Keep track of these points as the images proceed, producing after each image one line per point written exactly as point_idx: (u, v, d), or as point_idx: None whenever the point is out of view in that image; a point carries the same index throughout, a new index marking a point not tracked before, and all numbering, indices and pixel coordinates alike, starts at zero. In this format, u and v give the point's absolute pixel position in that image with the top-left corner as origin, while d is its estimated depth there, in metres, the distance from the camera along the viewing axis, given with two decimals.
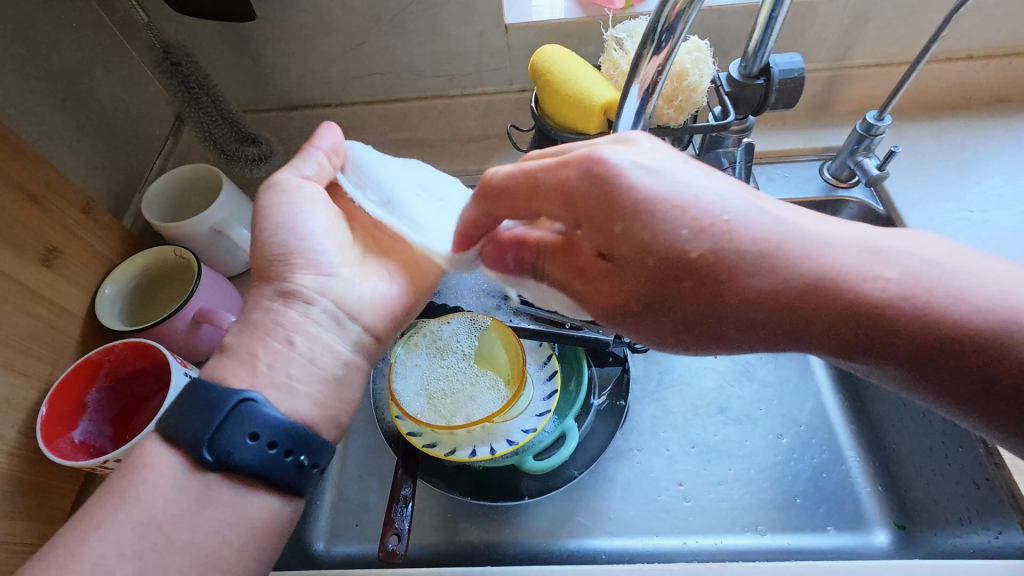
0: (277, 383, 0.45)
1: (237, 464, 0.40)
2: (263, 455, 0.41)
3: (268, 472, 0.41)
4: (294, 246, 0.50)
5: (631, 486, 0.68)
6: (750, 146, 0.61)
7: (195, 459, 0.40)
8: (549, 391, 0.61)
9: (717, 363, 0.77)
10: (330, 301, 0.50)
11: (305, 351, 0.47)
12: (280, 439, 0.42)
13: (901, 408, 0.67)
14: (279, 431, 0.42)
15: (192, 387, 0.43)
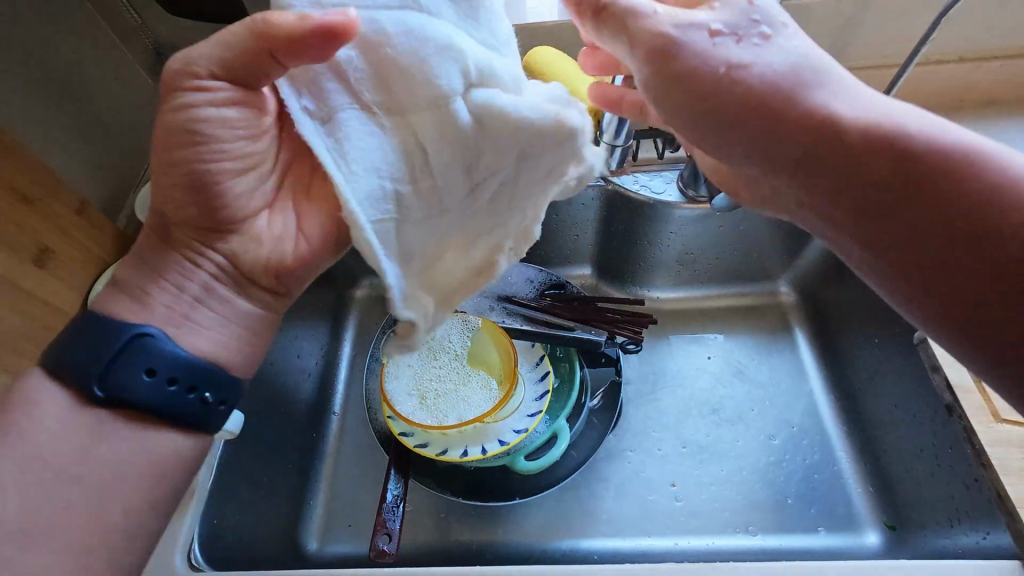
0: (176, 323, 0.41)
1: (133, 399, 0.38)
2: (157, 389, 0.39)
3: (167, 408, 0.39)
4: (180, 184, 0.40)
5: (624, 486, 0.68)
6: None
7: (87, 391, 0.38)
8: (541, 391, 0.61)
9: (710, 363, 0.77)
10: (225, 258, 0.42)
11: (194, 309, 0.42)
12: (179, 376, 0.40)
13: (894, 409, 0.66)
14: (179, 367, 0.39)
15: (84, 321, 0.40)
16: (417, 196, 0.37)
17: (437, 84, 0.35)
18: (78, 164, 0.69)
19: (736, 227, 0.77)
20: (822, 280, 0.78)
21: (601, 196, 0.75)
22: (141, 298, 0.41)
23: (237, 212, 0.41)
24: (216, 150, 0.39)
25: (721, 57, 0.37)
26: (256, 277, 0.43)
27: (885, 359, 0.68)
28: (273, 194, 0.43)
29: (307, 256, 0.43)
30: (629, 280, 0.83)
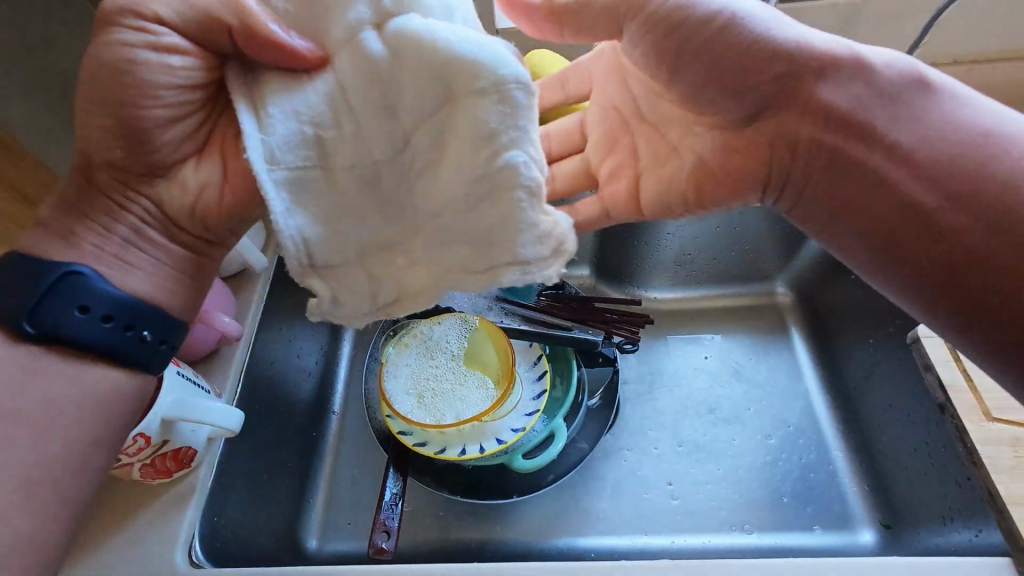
0: (110, 263, 0.41)
1: (66, 335, 0.37)
2: (93, 324, 0.38)
3: (103, 345, 0.39)
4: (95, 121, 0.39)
5: (621, 484, 0.68)
6: None
7: (17, 328, 0.37)
8: (537, 391, 0.62)
9: (707, 363, 0.78)
10: (150, 203, 0.41)
11: (122, 250, 0.41)
12: (115, 313, 0.39)
13: (890, 408, 0.67)
14: (115, 303, 0.39)
15: (12, 260, 0.39)
16: (337, 144, 0.35)
17: (348, 18, 0.35)
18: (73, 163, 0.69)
19: (733, 228, 0.78)
20: (819, 281, 0.78)
21: None
22: (69, 238, 0.40)
23: (160, 153, 0.40)
24: (149, 94, 0.38)
25: (743, 37, 0.44)
26: (184, 222, 0.43)
27: (880, 360, 0.69)
28: (202, 143, 0.42)
29: (235, 205, 0.42)
30: (627, 280, 0.84)
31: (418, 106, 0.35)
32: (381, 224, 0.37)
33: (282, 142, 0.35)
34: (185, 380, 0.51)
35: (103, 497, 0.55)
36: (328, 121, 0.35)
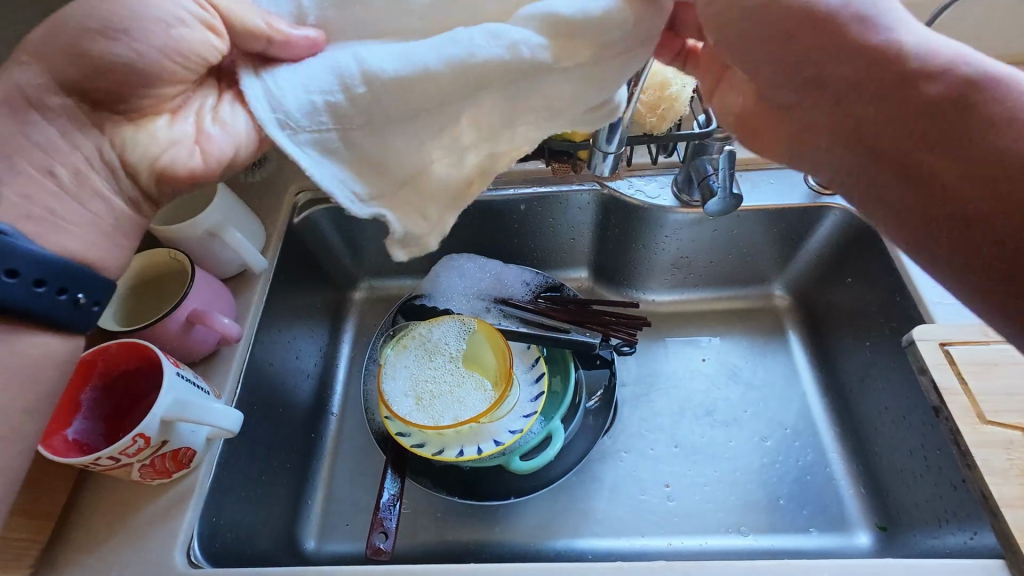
0: (41, 216, 0.36)
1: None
2: (21, 288, 0.35)
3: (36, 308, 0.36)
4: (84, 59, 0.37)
5: (618, 486, 0.69)
6: (733, 153, 0.62)
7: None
8: (536, 393, 0.62)
9: (705, 366, 0.78)
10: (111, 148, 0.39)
11: (58, 201, 0.37)
12: (49, 279, 0.36)
13: (884, 411, 0.66)
14: (45, 267, 0.35)
15: None
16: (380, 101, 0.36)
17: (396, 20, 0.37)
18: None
19: (729, 232, 0.76)
20: (816, 285, 0.78)
21: (596, 200, 0.76)
22: None
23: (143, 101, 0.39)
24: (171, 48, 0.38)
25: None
26: (137, 176, 0.40)
27: (875, 363, 0.68)
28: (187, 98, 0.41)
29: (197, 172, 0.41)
30: (625, 283, 0.84)
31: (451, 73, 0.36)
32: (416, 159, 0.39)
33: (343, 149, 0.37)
34: (183, 380, 0.51)
35: (105, 496, 0.55)
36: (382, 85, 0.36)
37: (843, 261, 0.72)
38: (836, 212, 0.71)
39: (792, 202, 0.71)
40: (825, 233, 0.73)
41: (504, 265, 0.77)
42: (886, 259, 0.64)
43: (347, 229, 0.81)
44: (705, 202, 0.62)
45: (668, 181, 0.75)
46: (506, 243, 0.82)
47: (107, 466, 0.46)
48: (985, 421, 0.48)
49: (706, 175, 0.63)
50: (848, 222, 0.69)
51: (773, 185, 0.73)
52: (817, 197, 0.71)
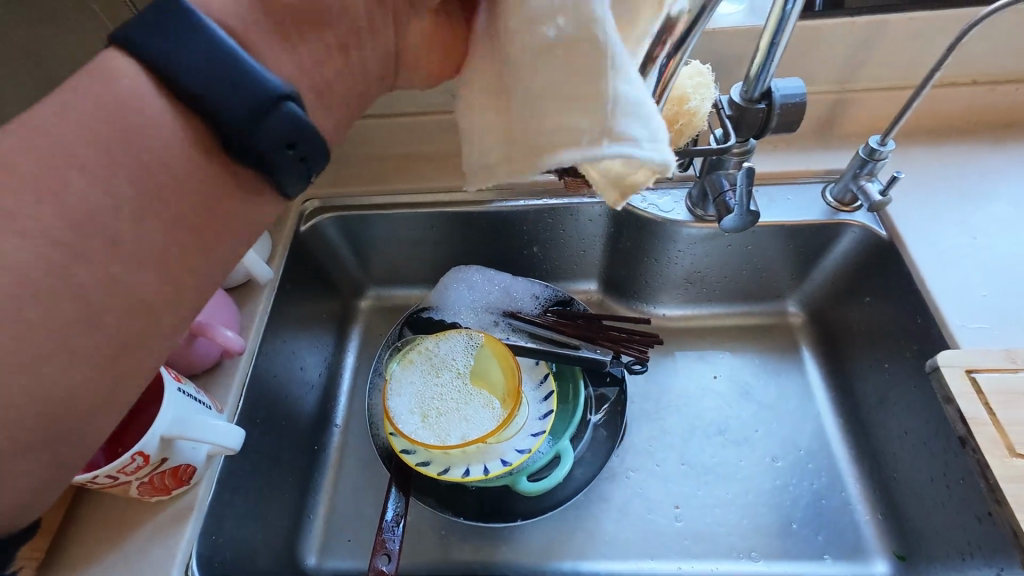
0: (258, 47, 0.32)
1: (231, 130, 0.30)
2: (275, 145, 0.32)
3: (274, 164, 0.33)
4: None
5: (626, 506, 0.67)
6: (751, 170, 0.58)
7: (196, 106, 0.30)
8: (544, 411, 0.60)
9: (716, 383, 0.77)
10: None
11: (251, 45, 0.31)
12: (299, 142, 0.32)
13: (903, 436, 0.64)
14: (298, 126, 0.32)
15: None
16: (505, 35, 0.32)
17: None
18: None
19: (744, 247, 0.74)
20: (831, 302, 0.76)
21: (608, 212, 0.74)
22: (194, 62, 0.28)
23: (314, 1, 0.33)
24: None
25: None
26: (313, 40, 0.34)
27: (895, 385, 0.65)
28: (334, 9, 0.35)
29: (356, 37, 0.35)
30: (635, 296, 0.83)
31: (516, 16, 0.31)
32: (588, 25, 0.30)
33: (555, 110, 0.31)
34: (184, 395, 0.50)
35: (101, 512, 0.54)
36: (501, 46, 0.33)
37: (863, 279, 0.70)
38: (855, 230, 0.68)
39: (809, 218, 0.69)
40: (844, 250, 0.71)
41: (512, 277, 0.76)
42: (908, 279, 0.62)
43: (354, 238, 0.80)
44: (722, 218, 0.60)
45: (683, 195, 0.73)
46: (514, 255, 0.81)
47: (103, 486, 0.44)
48: (1014, 454, 0.46)
49: (723, 190, 0.61)
50: (868, 239, 0.67)
51: (791, 201, 0.71)
52: (835, 213, 0.69)
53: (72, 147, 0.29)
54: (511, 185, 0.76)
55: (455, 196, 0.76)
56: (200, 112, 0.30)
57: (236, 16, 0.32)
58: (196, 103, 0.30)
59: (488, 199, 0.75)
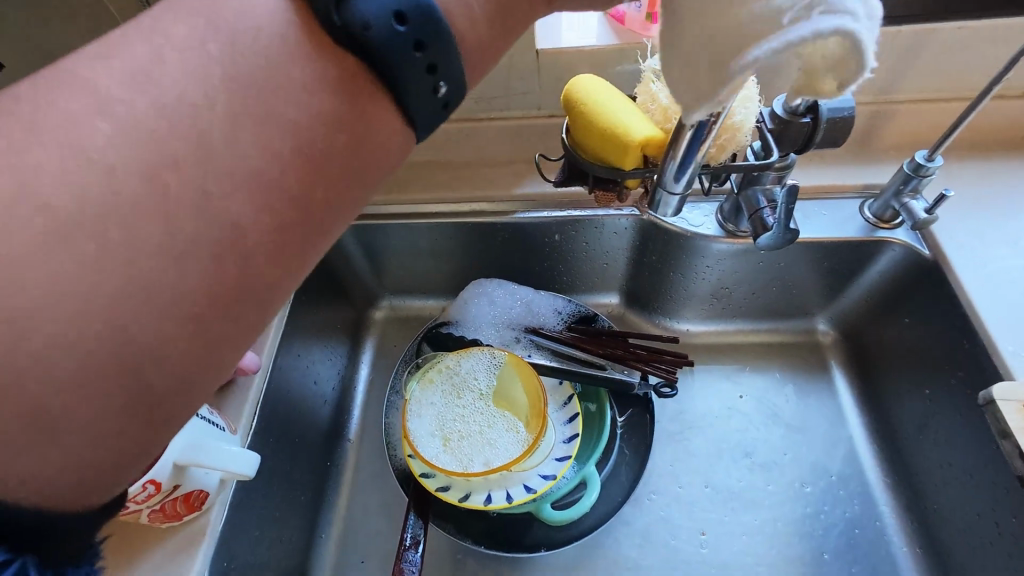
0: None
1: (360, 31, 0.29)
2: (403, 46, 0.30)
3: (401, 75, 0.31)
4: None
5: (649, 533, 0.64)
6: (794, 189, 0.55)
7: (327, 23, 0.30)
8: (570, 434, 0.58)
9: (743, 404, 0.73)
10: None
11: None
12: (427, 41, 0.31)
13: (945, 467, 0.61)
14: (424, 24, 0.30)
15: None
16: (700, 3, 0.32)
17: None
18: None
19: (776, 263, 0.71)
20: (865, 320, 0.73)
21: (634, 225, 0.71)
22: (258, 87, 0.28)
23: None
24: None
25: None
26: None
27: (936, 412, 0.62)
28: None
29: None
30: (658, 310, 0.80)
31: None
32: None
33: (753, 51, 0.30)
34: (198, 419, 0.48)
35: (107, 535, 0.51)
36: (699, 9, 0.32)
37: (901, 299, 0.67)
38: (895, 248, 0.65)
39: (847, 235, 0.66)
40: (882, 269, 0.68)
41: (533, 291, 0.73)
42: (955, 302, 0.59)
43: (369, 247, 0.77)
44: (758, 236, 0.57)
45: (713, 208, 0.70)
46: (534, 266, 0.78)
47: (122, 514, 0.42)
48: None
49: (760, 207, 0.58)
50: (909, 258, 0.64)
51: (826, 216, 0.68)
52: (875, 230, 0.66)
53: (72, 159, 0.26)
54: (534, 196, 0.73)
55: (477, 205, 0.74)
56: (219, 129, 0.28)
57: (259, 24, 0.30)
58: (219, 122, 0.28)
59: (510, 210, 0.73)
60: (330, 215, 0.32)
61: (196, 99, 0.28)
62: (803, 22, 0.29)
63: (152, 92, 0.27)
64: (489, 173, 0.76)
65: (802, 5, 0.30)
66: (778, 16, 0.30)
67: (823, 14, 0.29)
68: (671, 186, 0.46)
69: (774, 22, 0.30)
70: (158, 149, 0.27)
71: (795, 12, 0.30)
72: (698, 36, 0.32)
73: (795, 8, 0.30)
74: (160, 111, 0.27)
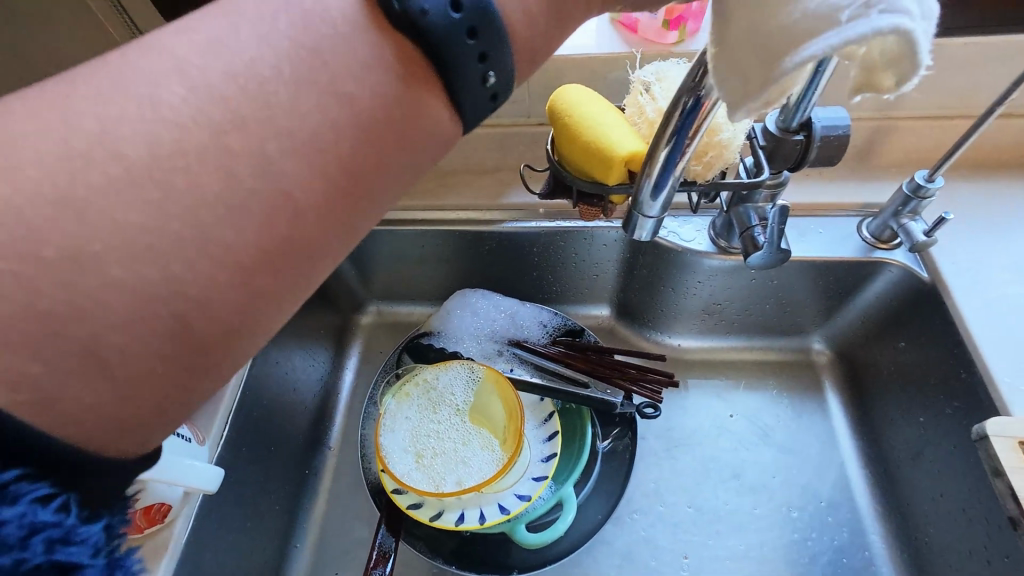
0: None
1: (416, 16, 0.29)
2: (456, 32, 0.29)
3: (453, 62, 0.30)
4: None
5: (630, 554, 0.63)
6: (785, 207, 0.52)
7: (384, 5, 0.29)
8: (547, 453, 0.57)
9: (734, 424, 0.71)
10: None
11: None
12: (479, 27, 0.29)
13: (937, 499, 0.59)
14: (478, 10, 0.29)
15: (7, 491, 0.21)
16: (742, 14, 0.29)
17: None
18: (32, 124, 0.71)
19: (770, 281, 0.69)
20: (861, 342, 0.71)
21: (625, 238, 0.69)
22: (200, 99, 0.26)
23: None
24: None
25: None
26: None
27: (931, 441, 0.60)
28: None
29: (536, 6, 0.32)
30: (649, 325, 0.78)
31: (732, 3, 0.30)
32: None
33: (811, 47, 0.27)
34: (177, 436, 0.49)
35: None
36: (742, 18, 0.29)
37: (898, 322, 0.65)
38: (893, 270, 0.63)
39: (841, 255, 0.64)
40: (879, 291, 0.66)
41: (519, 303, 0.72)
42: (951, 329, 0.57)
43: (355, 252, 0.76)
44: (749, 255, 0.55)
45: (705, 223, 0.68)
46: (522, 275, 0.77)
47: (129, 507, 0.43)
48: None
49: (752, 225, 0.56)
50: (906, 281, 0.62)
51: (822, 234, 0.66)
52: (872, 250, 0.64)
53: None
54: (521, 206, 0.71)
55: (465, 213, 0.72)
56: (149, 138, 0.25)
57: (198, 31, 0.28)
58: (135, 130, 0.25)
59: (496, 218, 0.71)
60: (373, 191, 0.30)
61: (128, 106, 0.26)
62: (863, 19, 0.26)
63: (70, 102, 0.25)
64: (479, 180, 0.74)
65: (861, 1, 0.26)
66: (834, 13, 0.27)
67: (881, 13, 0.26)
68: (649, 207, 0.44)
69: (829, 18, 0.27)
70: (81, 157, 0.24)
71: (853, 9, 0.26)
72: (745, 30, 0.29)
73: (854, 4, 0.26)
74: (73, 121, 0.25)
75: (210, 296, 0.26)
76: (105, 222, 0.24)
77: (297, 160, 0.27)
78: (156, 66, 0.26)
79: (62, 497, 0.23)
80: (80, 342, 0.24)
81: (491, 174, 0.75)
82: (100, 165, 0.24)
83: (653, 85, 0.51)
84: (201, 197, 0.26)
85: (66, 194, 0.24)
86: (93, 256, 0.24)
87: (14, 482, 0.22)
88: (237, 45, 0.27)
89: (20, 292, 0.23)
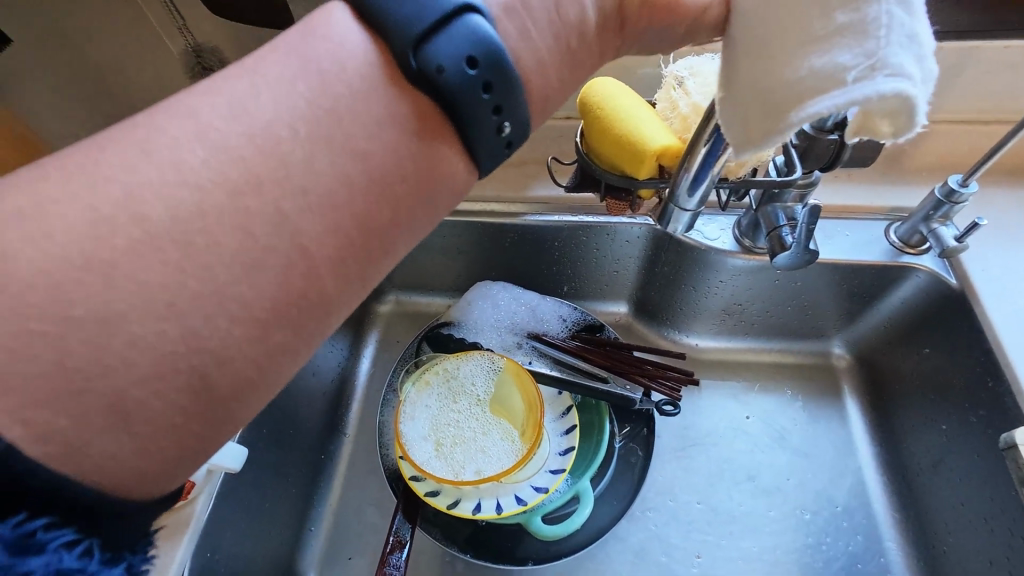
0: None
1: (433, 73, 0.29)
2: (472, 88, 0.29)
3: (467, 115, 0.30)
4: None
5: (644, 551, 0.63)
6: (815, 210, 0.51)
7: (401, 61, 0.29)
8: (565, 446, 0.57)
9: (750, 426, 0.70)
10: None
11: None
12: (494, 82, 0.30)
13: (957, 507, 0.58)
14: (494, 65, 0.29)
15: (36, 542, 0.23)
16: (752, 67, 0.32)
17: None
18: (67, 128, 0.72)
19: (794, 283, 0.68)
20: (882, 346, 0.70)
21: (647, 235, 0.69)
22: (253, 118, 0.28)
23: None
24: None
25: None
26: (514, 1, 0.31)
27: (953, 450, 0.60)
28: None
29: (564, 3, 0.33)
30: (668, 323, 0.77)
31: (741, 56, 0.33)
32: (820, 30, 0.30)
33: (812, 103, 0.29)
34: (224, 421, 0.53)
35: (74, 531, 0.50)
36: (751, 73, 0.32)
37: (924, 328, 0.64)
38: (920, 275, 0.62)
39: (870, 258, 0.64)
40: (905, 296, 0.65)
41: (539, 296, 0.72)
42: (979, 339, 0.57)
43: None
44: (775, 255, 0.54)
45: (729, 222, 0.68)
46: (542, 271, 0.77)
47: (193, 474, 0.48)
48: None
49: (780, 224, 0.56)
50: (932, 286, 0.62)
51: (849, 237, 0.65)
52: (899, 254, 0.63)
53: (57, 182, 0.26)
54: (546, 200, 0.71)
55: (490, 203, 0.72)
56: (201, 155, 0.27)
57: (230, 78, 0.29)
58: (188, 149, 0.27)
59: (520, 212, 0.71)
60: (403, 212, 0.31)
61: (184, 126, 0.27)
62: (868, 80, 0.28)
63: (109, 152, 0.27)
64: (506, 171, 0.75)
65: (867, 64, 0.29)
66: (841, 72, 0.29)
67: (886, 76, 0.28)
68: (684, 202, 0.44)
69: (835, 78, 0.29)
70: (138, 174, 0.26)
71: (859, 70, 0.29)
72: (755, 78, 0.32)
73: (859, 66, 0.29)
74: (99, 183, 0.26)
75: (229, 348, 0.26)
76: (124, 283, 0.25)
77: (313, 218, 0.28)
78: (178, 128, 0.27)
79: (85, 542, 0.25)
80: (100, 395, 0.24)
81: (516, 166, 0.75)
82: (123, 224, 0.25)
83: (686, 80, 0.51)
84: (217, 256, 0.26)
85: (122, 208, 0.25)
86: (114, 314, 0.24)
87: (40, 532, 0.23)
88: (287, 67, 0.29)
89: (48, 348, 0.24)
